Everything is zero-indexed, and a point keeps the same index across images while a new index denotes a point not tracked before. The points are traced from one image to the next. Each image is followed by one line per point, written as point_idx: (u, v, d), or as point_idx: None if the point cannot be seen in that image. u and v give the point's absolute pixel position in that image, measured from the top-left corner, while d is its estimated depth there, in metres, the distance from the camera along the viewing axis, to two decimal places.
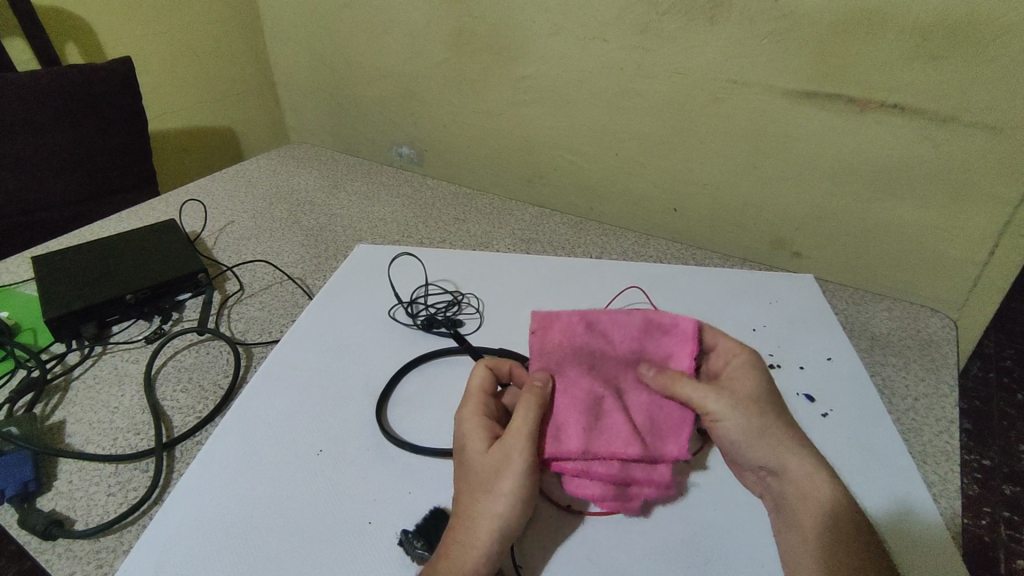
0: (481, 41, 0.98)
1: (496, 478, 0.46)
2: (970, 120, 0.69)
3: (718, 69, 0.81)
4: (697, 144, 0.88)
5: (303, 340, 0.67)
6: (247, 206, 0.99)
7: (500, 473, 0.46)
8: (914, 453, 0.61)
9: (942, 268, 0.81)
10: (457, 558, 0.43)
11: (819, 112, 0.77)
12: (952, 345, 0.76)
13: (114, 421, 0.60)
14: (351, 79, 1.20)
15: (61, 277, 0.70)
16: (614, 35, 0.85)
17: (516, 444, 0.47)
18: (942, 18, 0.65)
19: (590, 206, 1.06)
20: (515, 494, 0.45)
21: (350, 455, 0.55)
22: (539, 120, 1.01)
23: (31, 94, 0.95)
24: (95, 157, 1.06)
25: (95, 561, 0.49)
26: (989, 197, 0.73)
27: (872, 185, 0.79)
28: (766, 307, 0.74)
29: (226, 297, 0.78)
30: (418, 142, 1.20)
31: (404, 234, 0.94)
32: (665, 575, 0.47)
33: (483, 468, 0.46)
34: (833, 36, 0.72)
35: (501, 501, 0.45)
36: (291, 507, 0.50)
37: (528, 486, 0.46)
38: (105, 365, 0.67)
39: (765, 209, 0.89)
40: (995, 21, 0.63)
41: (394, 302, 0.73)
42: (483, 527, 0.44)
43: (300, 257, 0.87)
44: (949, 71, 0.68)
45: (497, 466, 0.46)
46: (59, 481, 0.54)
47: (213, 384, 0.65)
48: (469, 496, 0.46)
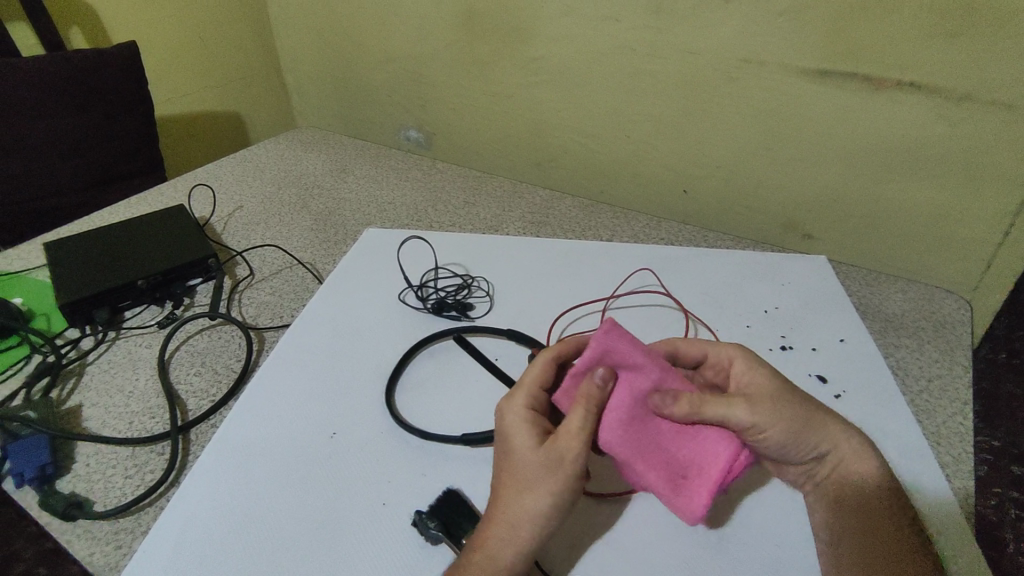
0: (489, 21, 0.97)
1: (535, 472, 0.45)
2: (988, 98, 0.68)
3: (731, 48, 0.79)
4: (708, 125, 0.87)
5: (314, 324, 0.67)
6: (256, 190, 0.99)
7: (538, 465, 0.45)
8: (928, 433, 0.60)
9: (958, 249, 0.80)
10: (497, 555, 0.44)
11: (834, 91, 0.76)
12: (967, 326, 0.75)
13: (130, 405, 0.61)
14: (358, 63, 1.19)
15: (73, 263, 0.71)
16: (624, 14, 0.84)
17: (566, 445, 0.45)
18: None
19: (600, 188, 1.05)
20: (559, 495, 0.45)
21: (363, 438, 0.55)
22: (548, 102, 1.00)
23: (36, 78, 0.95)
24: (102, 143, 1.06)
25: (115, 542, 0.50)
26: (1006, 177, 0.72)
27: (887, 165, 0.78)
28: (779, 289, 0.73)
29: (237, 282, 0.78)
30: (425, 125, 1.19)
31: (413, 218, 0.93)
32: (679, 555, 0.48)
33: (522, 465, 0.46)
34: (849, 12, 0.70)
35: (541, 501, 0.45)
36: (306, 490, 0.51)
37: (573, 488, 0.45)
38: (119, 350, 0.67)
39: (778, 191, 0.88)
40: None
41: (404, 286, 0.73)
42: (524, 524, 0.44)
43: (310, 241, 0.87)
44: (968, 47, 0.66)
45: (541, 462, 0.45)
46: (77, 464, 0.55)
47: (226, 368, 0.65)
48: (505, 490, 0.46)
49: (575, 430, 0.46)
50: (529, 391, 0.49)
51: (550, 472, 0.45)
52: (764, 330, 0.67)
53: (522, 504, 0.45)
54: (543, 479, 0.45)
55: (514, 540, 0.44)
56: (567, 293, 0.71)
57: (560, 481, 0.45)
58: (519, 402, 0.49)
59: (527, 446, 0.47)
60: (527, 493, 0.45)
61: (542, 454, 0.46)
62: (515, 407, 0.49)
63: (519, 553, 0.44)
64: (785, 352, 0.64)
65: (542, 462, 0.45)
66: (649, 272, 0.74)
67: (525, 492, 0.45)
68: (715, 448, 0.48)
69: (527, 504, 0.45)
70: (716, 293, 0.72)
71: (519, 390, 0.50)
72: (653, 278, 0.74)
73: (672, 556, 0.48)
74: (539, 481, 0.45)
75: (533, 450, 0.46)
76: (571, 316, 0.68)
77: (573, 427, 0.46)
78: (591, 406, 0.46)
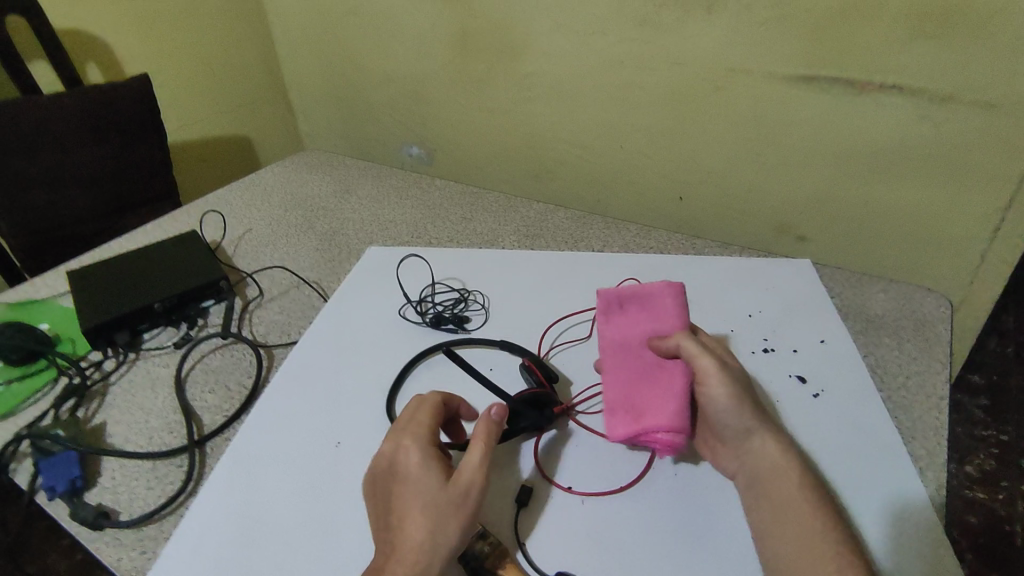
0: (485, 41, 1.00)
1: (448, 509, 0.47)
2: (968, 99, 0.70)
3: (718, 58, 0.82)
4: (699, 133, 0.90)
5: (317, 341, 0.70)
6: (263, 213, 1.04)
7: (448, 503, 0.47)
8: (902, 429, 0.63)
9: (947, 247, 0.82)
10: None
11: (819, 96, 0.78)
12: (947, 324, 0.77)
13: (150, 421, 0.65)
14: (360, 85, 1.24)
15: (95, 290, 0.75)
16: (613, 29, 0.87)
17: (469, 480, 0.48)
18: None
19: (597, 198, 1.08)
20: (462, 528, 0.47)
21: (365, 447, 0.58)
22: (544, 116, 1.03)
23: (55, 113, 1.00)
24: (118, 172, 1.10)
25: (140, 549, 0.53)
26: (992, 174, 0.74)
27: (874, 167, 0.80)
28: (763, 293, 0.75)
29: (248, 302, 0.82)
30: (426, 141, 1.23)
31: (414, 235, 0.97)
32: (661, 549, 0.50)
33: (431, 503, 0.47)
34: (830, 21, 0.73)
35: (445, 536, 0.46)
36: (314, 497, 0.54)
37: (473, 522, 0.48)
38: (139, 370, 0.71)
39: (769, 196, 0.91)
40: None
41: (403, 302, 0.76)
42: (430, 558, 0.45)
43: (315, 261, 0.91)
44: (947, 49, 0.69)
45: (445, 497, 0.47)
46: (103, 477, 0.59)
47: (239, 384, 0.69)
48: (412, 527, 0.46)
49: (476, 466, 0.49)
50: (429, 429, 0.51)
51: (459, 509, 0.47)
52: (746, 334, 0.69)
53: (427, 540, 0.46)
54: (448, 513, 0.47)
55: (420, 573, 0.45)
56: (559, 303, 0.74)
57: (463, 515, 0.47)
58: (418, 441, 0.51)
59: (426, 484, 0.48)
60: (437, 532, 0.46)
61: (446, 489, 0.48)
62: (416, 446, 0.50)
63: None
64: (767, 355, 0.66)
65: (451, 501, 0.47)
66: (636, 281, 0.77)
67: (435, 530, 0.46)
68: (661, 400, 0.55)
69: (434, 538, 0.46)
70: (702, 298, 0.74)
71: (407, 430, 0.51)
72: None
73: (655, 549, 0.50)
74: (449, 520, 0.47)
75: (433, 487, 0.48)
76: (558, 327, 0.71)
77: (476, 464, 0.49)
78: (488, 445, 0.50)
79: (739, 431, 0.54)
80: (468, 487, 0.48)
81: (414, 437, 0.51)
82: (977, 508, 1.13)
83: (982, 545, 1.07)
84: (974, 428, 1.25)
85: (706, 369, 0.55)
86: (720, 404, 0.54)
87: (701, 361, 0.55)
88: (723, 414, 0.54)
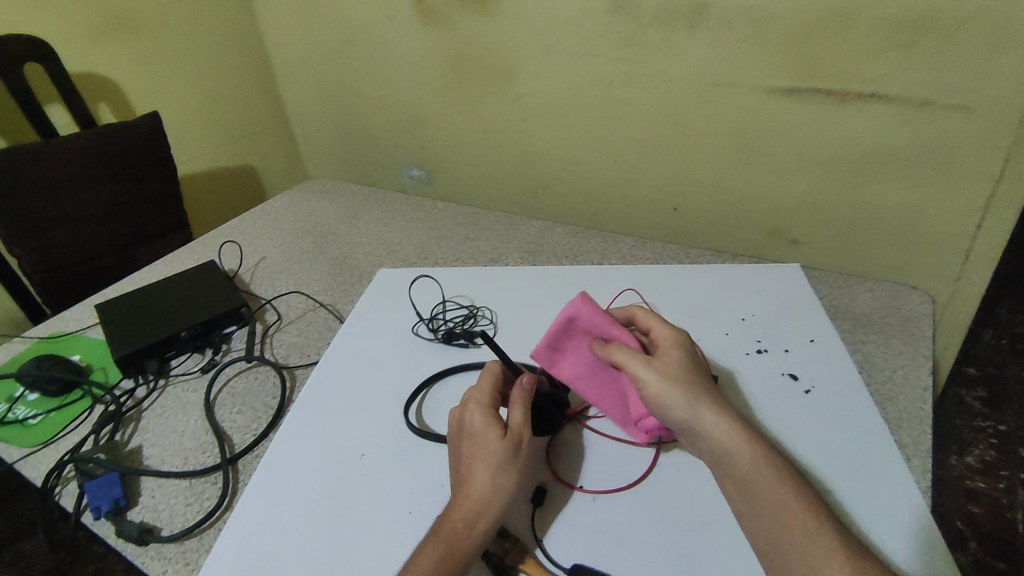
0: (480, 65, 1.05)
1: (502, 454, 0.53)
2: (943, 103, 0.75)
3: (704, 74, 0.86)
4: (690, 145, 0.94)
5: (335, 360, 0.74)
6: (276, 241, 1.08)
7: (503, 448, 0.54)
8: (889, 420, 0.66)
9: (932, 244, 0.86)
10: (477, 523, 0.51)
11: (802, 106, 0.83)
12: (930, 319, 0.81)
13: (183, 442, 0.69)
14: (361, 112, 1.29)
15: (125, 321, 0.79)
16: (602, 50, 0.92)
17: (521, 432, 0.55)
18: (907, 12, 0.71)
19: (595, 212, 1.12)
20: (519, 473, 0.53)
21: (388, 457, 0.62)
22: (539, 134, 1.08)
23: (75, 153, 1.04)
24: (134, 207, 1.15)
25: (183, 561, 0.57)
26: (972, 173, 0.78)
27: (858, 171, 0.84)
28: (757, 297, 0.79)
29: (267, 326, 0.86)
30: (427, 164, 1.27)
31: (420, 256, 1.01)
32: (670, 540, 0.54)
33: (493, 451, 0.53)
34: (808, 35, 0.77)
35: (506, 478, 0.53)
36: (343, 506, 0.58)
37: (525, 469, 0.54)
38: (169, 395, 0.75)
39: (761, 203, 0.94)
40: (958, 10, 0.69)
41: (416, 320, 0.80)
42: (496, 496, 0.52)
43: (329, 284, 0.95)
44: (920, 57, 0.73)
45: (504, 446, 0.54)
46: (144, 497, 0.63)
47: (264, 404, 0.73)
48: (475, 470, 0.53)
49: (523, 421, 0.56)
50: (489, 397, 0.58)
51: (516, 457, 0.54)
52: (741, 336, 0.73)
53: (492, 482, 0.52)
54: (505, 460, 0.53)
55: (488, 509, 0.51)
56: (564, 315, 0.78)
57: (521, 461, 0.54)
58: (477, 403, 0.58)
59: (487, 438, 0.54)
60: (496, 473, 0.52)
61: (504, 440, 0.54)
62: (476, 406, 0.57)
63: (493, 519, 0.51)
64: (762, 355, 0.70)
65: (508, 449, 0.54)
66: (635, 291, 0.81)
67: (494, 472, 0.52)
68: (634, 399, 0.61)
69: (498, 479, 0.52)
70: (698, 304, 0.78)
71: (469, 400, 0.58)
72: (639, 296, 0.80)
73: (665, 540, 0.54)
74: (506, 463, 0.53)
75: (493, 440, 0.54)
76: None
77: (523, 419, 0.56)
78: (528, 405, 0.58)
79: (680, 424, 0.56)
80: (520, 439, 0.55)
81: (474, 403, 0.57)
82: (981, 498, 1.15)
83: (988, 534, 1.09)
84: (973, 420, 1.28)
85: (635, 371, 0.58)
86: (653, 401, 0.57)
87: (631, 364, 0.59)
88: (660, 408, 0.57)
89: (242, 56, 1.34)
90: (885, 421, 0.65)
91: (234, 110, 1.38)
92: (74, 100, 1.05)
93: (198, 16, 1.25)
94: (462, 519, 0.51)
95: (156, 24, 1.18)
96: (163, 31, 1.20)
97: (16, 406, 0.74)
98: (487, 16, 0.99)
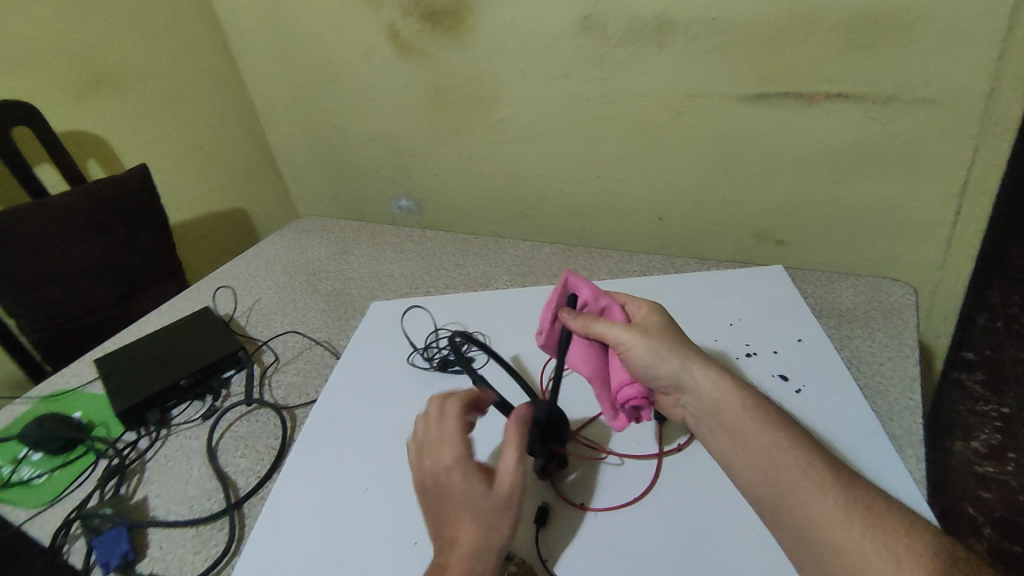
0: (458, 94, 1.08)
1: (492, 516, 0.50)
2: (908, 99, 0.77)
3: (675, 87, 0.89)
4: (669, 156, 0.96)
5: (334, 396, 0.75)
6: (269, 282, 1.09)
7: (493, 509, 0.50)
8: (880, 413, 0.67)
9: (914, 234, 0.87)
10: None
11: (773, 111, 0.85)
12: (913, 309, 0.83)
13: (189, 490, 0.69)
14: (347, 147, 1.31)
15: (123, 374, 0.80)
16: (575, 71, 0.95)
17: (512, 482, 0.51)
18: (864, 14, 0.73)
19: (582, 227, 1.14)
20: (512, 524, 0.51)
21: (392, 489, 0.62)
22: (522, 156, 1.10)
23: (67, 211, 1.06)
24: (127, 259, 1.16)
25: None
26: (944, 162, 0.80)
27: (834, 169, 0.86)
28: (743, 301, 0.80)
29: (265, 368, 0.87)
30: (415, 193, 1.29)
31: (413, 286, 1.03)
32: (674, 550, 0.54)
33: (483, 510, 0.50)
34: (772, 42, 0.80)
35: (499, 534, 0.50)
36: (350, 542, 0.58)
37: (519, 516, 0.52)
38: (172, 444, 0.76)
39: (742, 207, 0.96)
40: (912, 9, 0.71)
41: (410, 350, 0.81)
42: (490, 555, 0.49)
43: (323, 321, 0.96)
44: (880, 57, 0.75)
45: (496, 502, 0.51)
46: (152, 548, 0.63)
47: (267, 446, 0.74)
48: (463, 534, 0.50)
49: (514, 469, 0.52)
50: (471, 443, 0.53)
51: (507, 508, 0.51)
52: (730, 342, 0.74)
53: (487, 541, 0.50)
54: (500, 516, 0.50)
55: (482, 570, 0.49)
56: None
57: (512, 512, 0.51)
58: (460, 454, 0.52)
59: (478, 497, 0.50)
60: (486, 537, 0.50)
61: (496, 496, 0.51)
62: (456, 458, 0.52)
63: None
64: (750, 359, 0.71)
65: (500, 504, 0.51)
66: None
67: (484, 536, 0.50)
68: (615, 368, 0.60)
69: (493, 538, 0.50)
70: (686, 313, 0.79)
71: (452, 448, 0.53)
72: None
73: (669, 550, 0.54)
74: (496, 524, 0.50)
75: (484, 497, 0.51)
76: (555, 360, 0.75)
77: (514, 469, 0.51)
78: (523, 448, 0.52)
79: (670, 381, 0.57)
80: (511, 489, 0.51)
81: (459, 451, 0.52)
82: (991, 482, 1.15)
83: (1001, 518, 1.09)
84: (975, 404, 1.29)
85: (620, 336, 0.58)
86: (643, 362, 0.58)
87: (611, 330, 0.59)
88: (649, 369, 0.57)
89: (226, 102, 1.37)
90: (876, 414, 0.66)
91: (222, 155, 1.40)
92: (63, 159, 1.07)
93: (180, 68, 1.28)
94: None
95: (140, 78, 1.21)
96: (147, 84, 1.22)
97: (20, 467, 0.74)
98: (461, 47, 1.02)
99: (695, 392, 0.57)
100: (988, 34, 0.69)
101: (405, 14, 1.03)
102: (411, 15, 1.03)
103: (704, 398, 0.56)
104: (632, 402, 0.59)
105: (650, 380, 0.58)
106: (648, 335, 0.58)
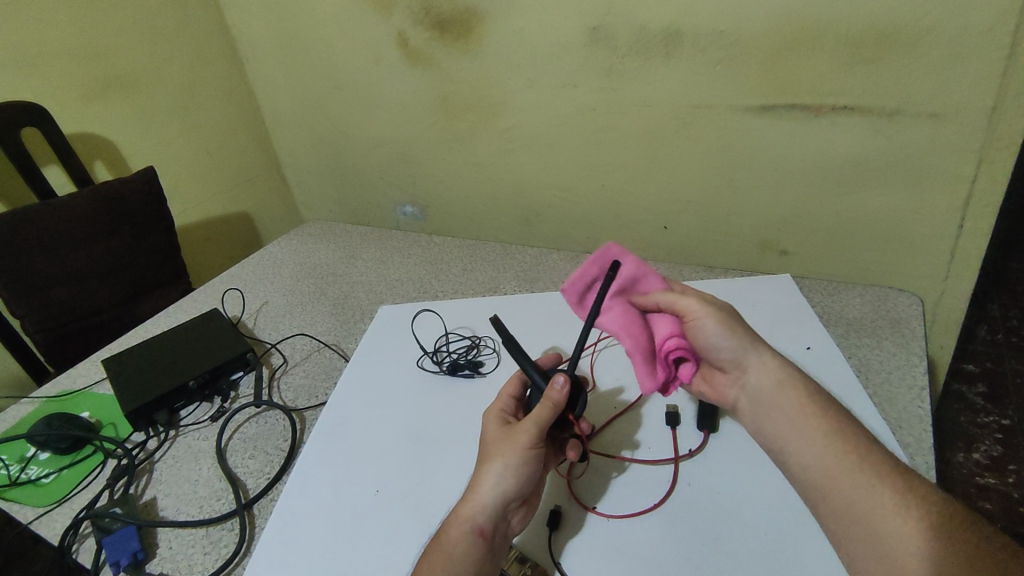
0: (466, 102, 1.09)
1: (511, 459, 0.53)
2: (912, 112, 0.78)
3: (682, 98, 0.90)
4: (674, 166, 0.97)
5: (344, 398, 0.75)
6: (277, 285, 1.10)
7: (512, 455, 0.53)
8: (889, 421, 0.68)
9: (919, 245, 0.88)
10: (465, 511, 0.52)
11: (779, 122, 0.86)
12: (920, 320, 0.83)
13: (198, 491, 0.69)
14: (353, 153, 1.32)
15: (132, 375, 0.80)
16: (582, 81, 0.96)
17: (524, 429, 0.54)
18: (870, 29, 0.75)
19: (588, 235, 1.14)
20: (513, 465, 0.53)
21: (403, 492, 0.62)
22: (528, 164, 1.10)
23: (73, 213, 1.06)
24: (133, 261, 1.16)
25: None
26: (948, 175, 0.80)
27: (839, 181, 0.87)
28: (750, 309, 0.81)
29: (274, 370, 0.87)
30: (419, 200, 1.30)
31: (420, 290, 1.03)
32: (687, 553, 0.54)
33: (492, 443, 0.55)
34: (778, 54, 0.81)
35: (498, 470, 0.53)
36: (364, 543, 0.58)
37: (524, 462, 0.53)
38: (181, 445, 0.76)
39: (748, 217, 0.97)
40: (917, 24, 0.72)
41: (420, 354, 0.81)
42: (484, 485, 0.53)
43: (332, 325, 0.96)
44: (885, 72, 0.77)
45: (502, 441, 0.54)
46: (161, 548, 0.63)
47: (276, 448, 0.74)
48: (478, 465, 0.55)
49: (530, 417, 0.54)
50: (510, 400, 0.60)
51: (511, 448, 0.53)
52: None
53: (485, 472, 0.53)
54: (501, 452, 0.54)
55: (477, 499, 0.52)
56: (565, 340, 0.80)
57: (514, 453, 0.53)
58: (498, 406, 0.60)
59: (492, 435, 0.56)
60: (502, 481, 0.52)
61: (504, 436, 0.55)
62: (493, 406, 0.60)
63: (483, 509, 0.52)
64: None
65: (505, 440, 0.54)
66: None
67: (499, 477, 0.53)
68: (661, 323, 0.61)
69: (489, 469, 0.53)
70: None
71: (495, 400, 0.61)
72: None
73: (682, 553, 0.54)
74: (497, 459, 0.53)
75: (495, 435, 0.56)
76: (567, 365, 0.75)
77: (542, 422, 0.54)
78: (547, 404, 0.55)
79: (733, 356, 0.57)
80: (521, 433, 0.54)
81: (499, 400, 0.60)
82: (992, 493, 1.15)
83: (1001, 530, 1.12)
84: (976, 416, 1.30)
85: (687, 305, 0.59)
86: (710, 332, 0.58)
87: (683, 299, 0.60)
88: (714, 341, 0.57)
89: (233, 107, 1.38)
90: (885, 421, 0.66)
91: (228, 159, 1.40)
92: (71, 160, 1.08)
93: (190, 72, 1.29)
94: (462, 524, 0.51)
95: (148, 82, 1.22)
96: (155, 88, 1.23)
97: (28, 466, 0.74)
98: (469, 55, 1.03)
99: (758, 369, 0.56)
100: (992, 49, 0.70)
101: (415, 23, 1.04)
102: (421, 23, 1.04)
103: (769, 377, 0.55)
104: (677, 354, 0.59)
105: (714, 352, 0.58)
106: (710, 306, 0.59)
